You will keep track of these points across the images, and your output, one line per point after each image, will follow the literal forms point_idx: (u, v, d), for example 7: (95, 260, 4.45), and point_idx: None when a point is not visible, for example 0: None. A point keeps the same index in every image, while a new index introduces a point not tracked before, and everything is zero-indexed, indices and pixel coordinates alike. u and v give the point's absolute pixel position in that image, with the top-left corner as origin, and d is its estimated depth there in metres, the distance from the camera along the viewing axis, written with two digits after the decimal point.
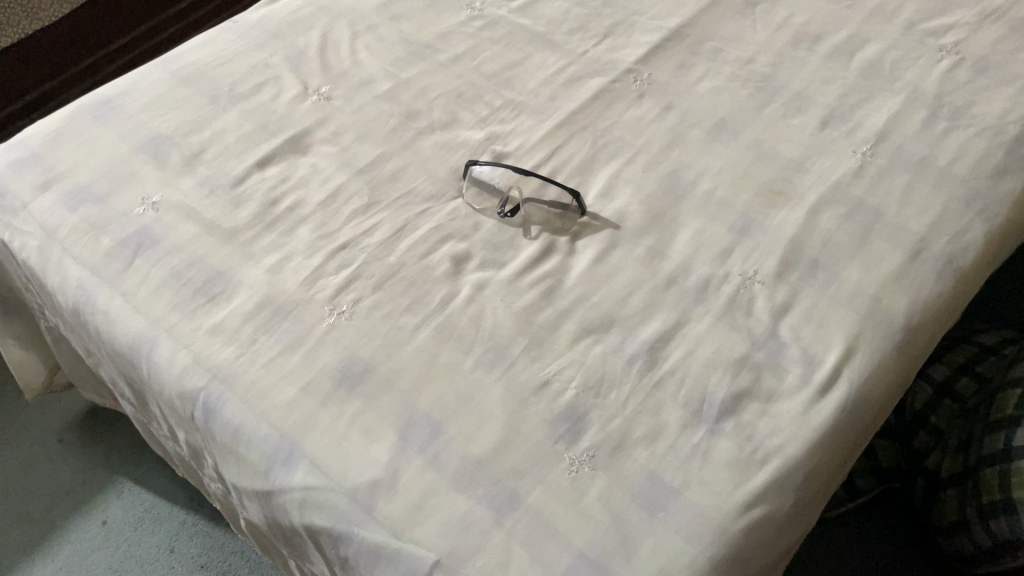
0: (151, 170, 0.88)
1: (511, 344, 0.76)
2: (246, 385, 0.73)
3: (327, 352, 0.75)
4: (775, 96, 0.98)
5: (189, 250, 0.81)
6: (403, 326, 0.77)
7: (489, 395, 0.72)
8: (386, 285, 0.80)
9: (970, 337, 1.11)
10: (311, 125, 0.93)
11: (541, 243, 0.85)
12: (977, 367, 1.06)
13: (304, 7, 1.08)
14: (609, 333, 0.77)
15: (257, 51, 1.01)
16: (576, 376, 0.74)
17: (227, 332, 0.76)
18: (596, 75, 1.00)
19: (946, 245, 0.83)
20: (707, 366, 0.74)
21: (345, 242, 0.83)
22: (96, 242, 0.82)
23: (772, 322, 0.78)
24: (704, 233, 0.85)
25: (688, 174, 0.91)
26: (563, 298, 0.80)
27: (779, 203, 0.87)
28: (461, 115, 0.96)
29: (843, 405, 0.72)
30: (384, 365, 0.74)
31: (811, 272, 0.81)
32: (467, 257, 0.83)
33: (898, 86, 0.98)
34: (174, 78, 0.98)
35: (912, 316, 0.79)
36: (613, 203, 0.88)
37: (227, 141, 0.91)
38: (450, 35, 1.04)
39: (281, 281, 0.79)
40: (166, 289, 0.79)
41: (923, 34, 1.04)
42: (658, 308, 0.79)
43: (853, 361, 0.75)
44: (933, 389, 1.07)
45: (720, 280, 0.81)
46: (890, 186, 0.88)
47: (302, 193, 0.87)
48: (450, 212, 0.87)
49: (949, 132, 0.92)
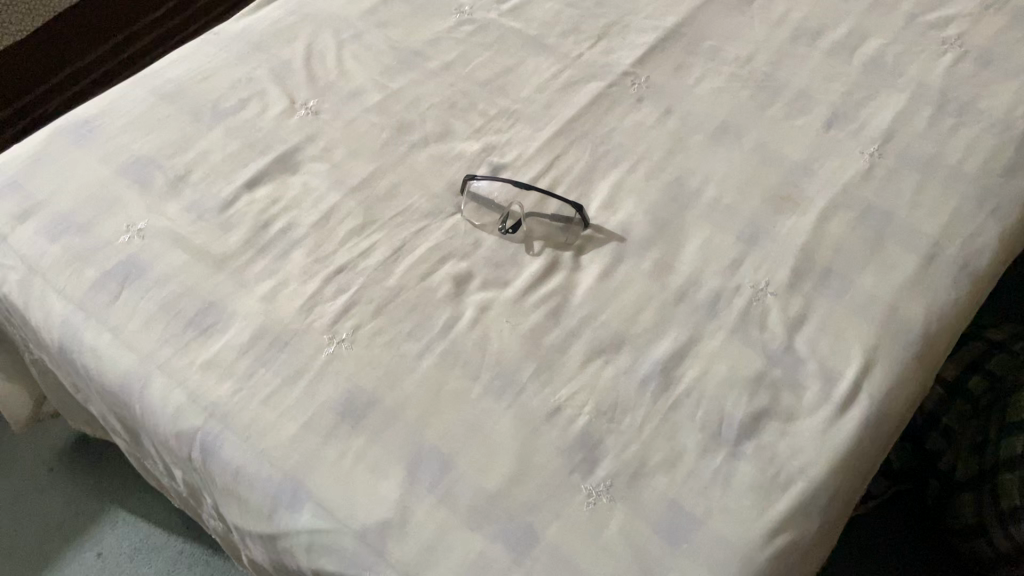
0: (134, 195, 0.84)
1: (519, 368, 0.73)
2: (245, 422, 0.70)
3: (328, 385, 0.71)
4: (777, 95, 0.95)
5: (178, 280, 0.78)
6: (406, 354, 0.74)
7: (500, 425, 0.69)
8: (386, 311, 0.77)
9: (977, 332, 1.09)
10: (300, 141, 0.90)
11: (545, 259, 0.82)
12: (987, 364, 1.04)
13: (286, 16, 1.03)
14: (620, 354, 0.74)
15: (239, 64, 0.97)
16: (588, 402, 0.71)
17: (223, 366, 0.73)
18: (593, 79, 0.97)
19: (960, 249, 0.81)
20: (723, 386, 0.72)
21: (342, 266, 0.79)
22: (81, 275, 0.79)
23: (788, 335, 0.75)
24: (712, 243, 0.82)
25: (693, 181, 0.88)
26: (570, 317, 0.77)
27: (787, 209, 0.85)
28: (456, 126, 0.92)
29: (864, 421, 0.70)
30: (388, 397, 0.71)
31: (824, 280, 0.79)
32: (468, 276, 0.80)
33: (902, 82, 0.95)
34: (154, 96, 0.93)
35: (930, 324, 0.77)
36: (617, 214, 0.85)
37: (214, 161, 0.87)
38: (439, 41, 1.01)
39: (277, 310, 0.76)
40: (157, 322, 0.75)
41: (925, 26, 1.01)
42: (669, 324, 0.76)
43: (873, 374, 0.73)
44: (944, 389, 1.05)
45: (732, 292, 0.78)
46: (900, 187, 0.86)
47: (293, 214, 0.84)
48: (449, 229, 0.84)
49: (957, 130, 0.90)
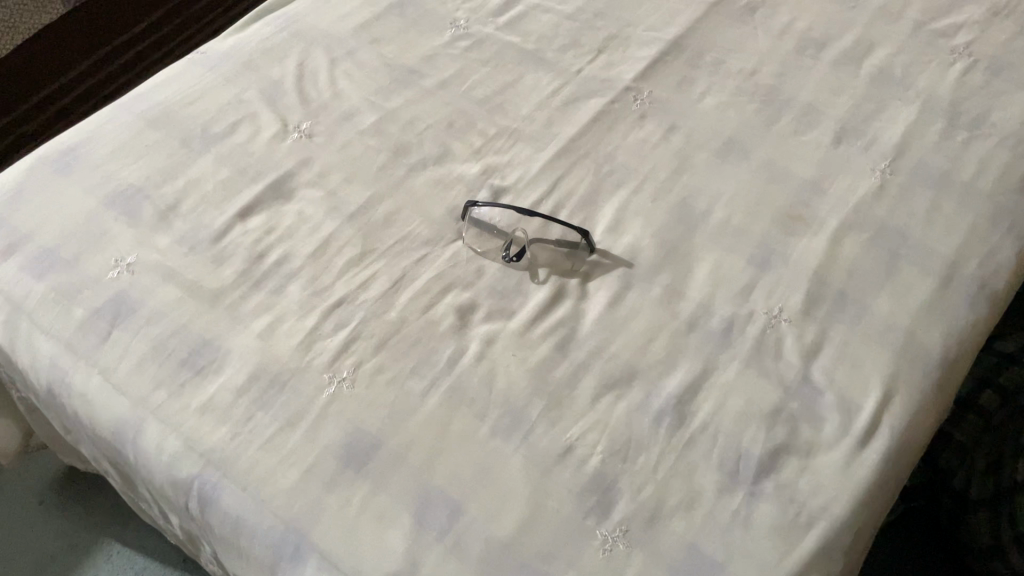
0: (122, 227, 0.81)
1: (528, 405, 0.70)
2: (244, 469, 0.67)
3: (330, 427, 0.69)
4: (783, 110, 0.92)
5: (170, 317, 0.75)
6: (410, 392, 0.71)
7: (509, 467, 0.67)
8: (388, 346, 0.74)
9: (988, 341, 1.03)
10: (294, 166, 0.87)
11: (551, 288, 0.79)
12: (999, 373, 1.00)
13: (276, 33, 1.00)
14: (632, 388, 0.72)
15: (228, 86, 0.94)
16: (601, 440, 0.68)
17: (219, 410, 0.70)
18: (594, 95, 0.94)
19: (977, 269, 0.79)
20: (739, 421, 0.70)
21: (341, 299, 0.77)
22: (69, 314, 0.76)
23: (804, 364, 0.73)
24: (723, 267, 0.80)
25: (701, 201, 0.85)
26: (579, 349, 0.75)
27: (799, 230, 0.82)
28: (454, 148, 0.90)
29: (885, 455, 0.68)
30: (393, 439, 0.68)
31: (839, 305, 0.77)
32: (472, 307, 0.77)
33: (911, 94, 0.93)
34: (141, 121, 0.90)
35: (949, 350, 0.74)
36: (623, 238, 0.83)
37: (205, 190, 0.84)
38: (435, 57, 0.98)
39: (274, 347, 0.73)
40: (149, 364, 0.72)
41: (933, 35, 0.98)
42: (681, 355, 0.74)
43: (893, 404, 0.71)
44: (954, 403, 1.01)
45: (745, 319, 0.76)
46: (913, 205, 0.83)
47: (289, 245, 0.81)
48: (451, 257, 0.81)
49: (970, 143, 0.88)
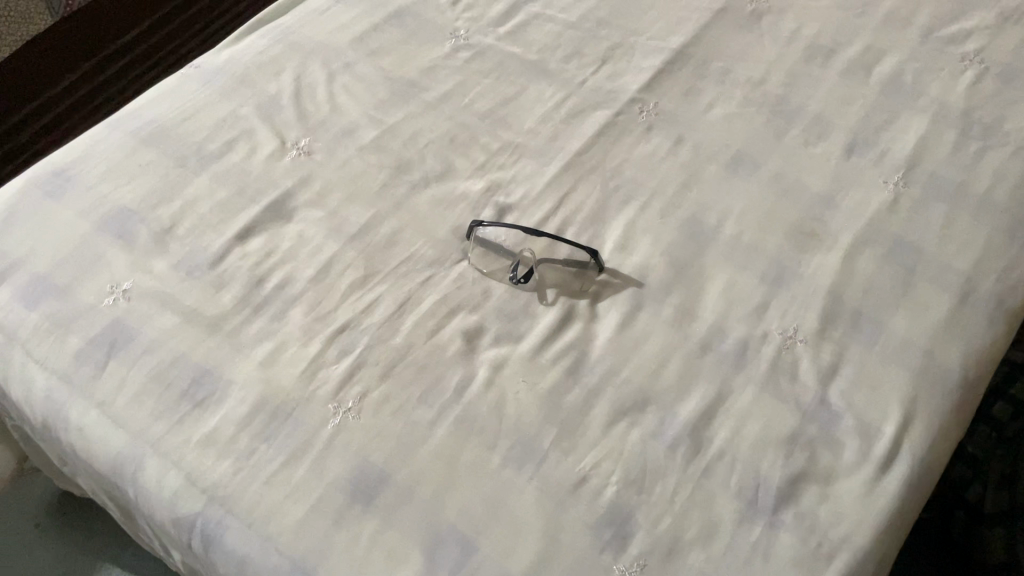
0: (117, 252, 0.79)
1: (540, 434, 0.68)
2: (248, 506, 0.65)
3: (336, 459, 0.67)
4: (792, 121, 0.90)
5: (169, 346, 0.73)
6: (417, 422, 0.69)
7: (522, 499, 0.65)
8: (394, 373, 0.71)
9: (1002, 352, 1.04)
10: (293, 185, 0.84)
11: (560, 309, 0.77)
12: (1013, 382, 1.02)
13: (271, 46, 0.97)
14: (646, 414, 0.70)
15: (223, 102, 0.91)
16: (615, 469, 0.67)
17: (221, 444, 0.68)
18: (599, 107, 0.92)
19: (995, 285, 0.77)
20: (757, 447, 0.68)
21: (344, 325, 0.74)
22: (64, 344, 0.73)
23: (821, 387, 0.71)
24: (735, 285, 0.78)
25: (711, 216, 0.83)
26: (590, 373, 0.73)
27: (812, 245, 0.80)
28: (457, 164, 0.87)
29: (907, 481, 0.67)
30: (402, 472, 0.66)
31: (855, 325, 0.75)
32: (480, 331, 0.75)
33: (922, 103, 0.91)
34: (134, 139, 0.88)
35: (968, 370, 0.73)
36: (633, 256, 0.81)
37: (202, 211, 0.82)
38: (436, 69, 0.95)
39: (277, 376, 0.71)
40: (147, 396, 0.70)
41: (942, 42, 0.97)
42: (695, 379, 0.72)
43: (912, 428, 0.69)
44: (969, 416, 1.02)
45: (760, 340, 0.74)
46: (928, 219, 0.81)
47: (290, 268, 0.78)
48: (456, 279, 0.79)
49: (984, 154, 0.86)
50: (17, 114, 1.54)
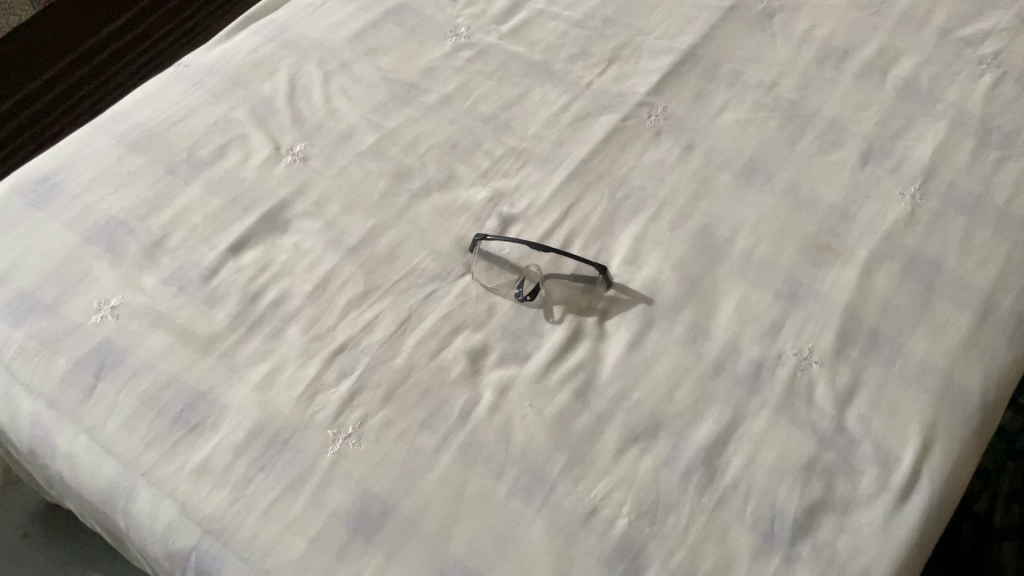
0: (105, 266, 0.75)
1: (548, 461, 0.66)
2: (245, 539, 0.62)
3: (337, 489, 0.64)
4: (806, 127, 0.87)
5: (161, 367, 0.70)
6: (421, 449, 0.66)
7: (531, 532, 0.62)
8: (396, 397, 0.69)
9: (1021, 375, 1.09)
10: (289, 194, 0.81)
11: (567, 328, 0.74)
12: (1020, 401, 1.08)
13: (264, 44, 0.93)
14: (657, 440, 0.68)
15: (215, 104, 0.87)
16: (627, 500, 0.64)
17: (216, 472, 0.65)
18: (606, 111, 0.89)
19: (1014, 303, 0.75)
20: (772, 476, 0.66)
21: (343, 344, 0.71)
22: (50, 365, 0.70)
23: (837, 412, 0.69)
24: (749, 302, 0.75)
25: (723, 228, 0.80)
26: (600, 397, 0.70)
27: (827, 260, 0.78)
28: (460, 171, 0.84)
29: (927, 511, 0.64)
30: (405, 503, 0.63)
31: (873, 345, 0.72)
32: (484, 351, 0.73)
33: (940, 109, 0.88)
34: (121, 145, 0.84)
35: (988, 392, 0.70)
36: (642, 270, 0.78)
37: (194, 222, 0.78)
38: (437, 70, 0.92)
39: (274, 400, 0.68)
40: (139, 421, 0.67)
41: (959, 44, 0.94)
42: (708, 403, 0.70)
43: (932, 455, 0.67)
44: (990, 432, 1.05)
45: (775, 362, 0.72)
46: (947, 234, 0.79)
47: (286, 283, 0.75)
48: (460, 294, 0.76)
49: (1003, 164, 0.83)
50: (16, 93, 1.48)
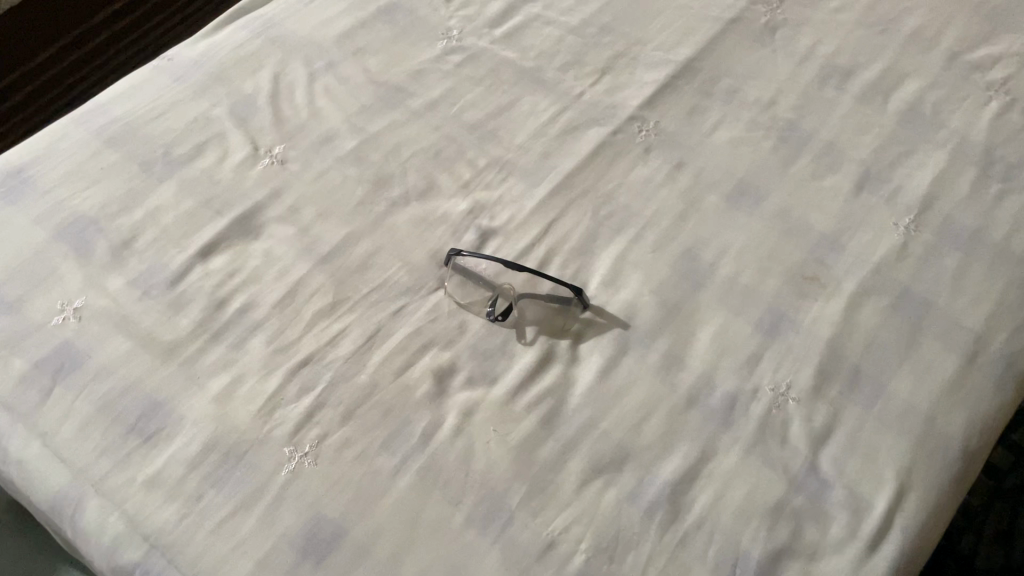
0: (71, 266, 0.74)
1: (507, 491, 0.64)
2: (191, 558, 0.61)
3: (289, 509, 0.62)
4: (802, 149, 0.85)
5: (120, 374, 0.68)
6: (379, 471, 0.64)
7: (485, 565, 0.61)
8: (357, 416, 0.67)
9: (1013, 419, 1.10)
10: (264, 198, 0.79)
11: (539, 350, 0.72)
12: (1011, 438, 1.08)
13: (251, 39, 0.91)
14: (622, 473, 0.66)
15: (195, 100, 0.86)
16: (586, 535, 0.62)
17: (167, 486, 0.63)
18: (596, 124, 0.86)
19: (1006, 345, 0.72)
20: (738, 518, 0.63)
21: (307, 358, 0.70)
22: (7, 367, 0.69)
23: (811, 452, 0.67)
24: (728, 332, 0.73)
25: (707, 252, 0.78)
26: (567, 425, 0.68)
27: (813, 291, 0.75)
28: (441, 180, 0.82)
29: (897, 562, 0.62)
30: (358, 527, 0.62)
31: (853, 384, 0.70)
32: (452, 370, 0.71)
33: (942, 136, 0.85)
34: (97, 138, 0.82)
35: (971, 439, 0.68)
36: (621, 293, 0.76)
37: (164, 223, 0.77)
38: (425, 73, 0.89)
39: (232, 413, 0.67)
40: (93, 429, 0.66)
41: (967, 68, 0.90)
42: (678, 436, 0.67)
43: (906, 503, 0.64)
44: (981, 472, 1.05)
45: (750, 396, 0.69)
46: (940, 269, 0.76)
47: (254, 291, 0.73)
48: (431, 310, 0.74)
49: (1004, 197, 0.80)
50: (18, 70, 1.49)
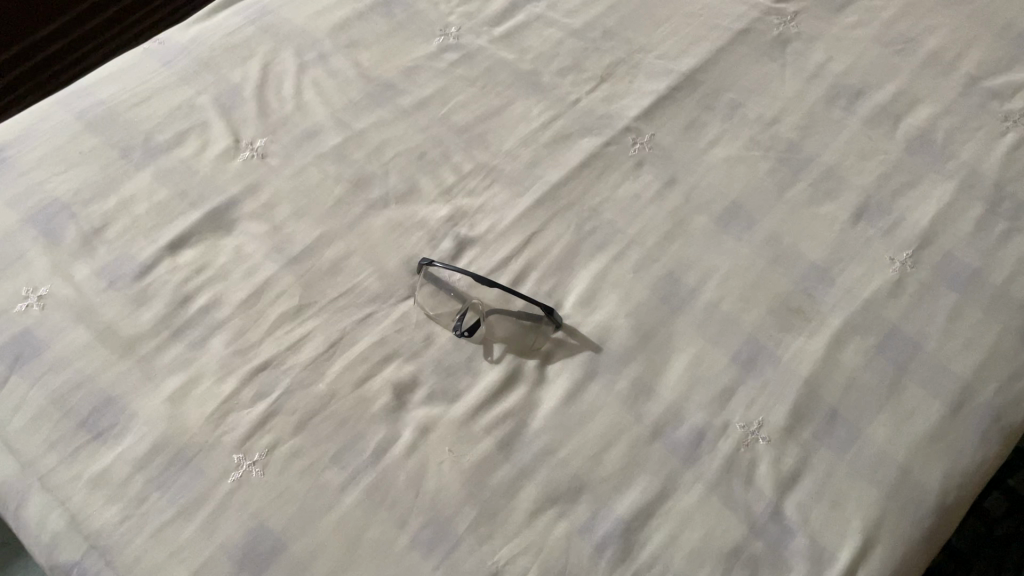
0: (39, 251, 0.73)
1: (456, 515, 0.62)
2: (127, 562, 0.59)
3: (231, 519, 0.61)
4: (801, 172, 0.81)
5: (77, 366, 0.67)
6: (326, 486, 0.63)
7: None
8: (310, 426, 0.65)
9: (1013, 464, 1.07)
10: (239, 193, 0.77)
11: (504, 369, 0.70)
12: (1009, 482, 1.06)
13: (243, 27, 0.90)
14: (577, 504, 0.63)
15: (181, 87, 0.84)
16: (531, 568, 0.60)
17: (112, 486, 0.62)
18: (589, 133, 0.83)
19: (995, 396, 0.68)
20: (692, 560, 0.61)
21: (266, 361, 0.68)
22: None
23: (776, 496, 0.64)
24: (702, 362, 0.70)
25: (690, 276, 0.75)
26: (524, 449, 0.66)
27: (796, 325, 0.72)
28: (422, 184, 0.80)
29: None
30: (299, 542, 0.60)
31: (828, 427, 0.67)
32: (413, 384, 0.69)
33: (951, 168, 0.81)
34: (80, 121, 0.81)
35: (947, 494, 0.64)
36: (595, 314, 0.73)
37: (137, 213, 0.76)
38: (418, 71, 0.87)
39: (183, 414, 0.65)
40: (45, 421, 0.65)
41: (986, 95, 0.86)
42: (639, 469, 0.65)
43: (870, 558, 0.61)
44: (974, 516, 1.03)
45: (719, 433, 0.66)
46: (932, 310, 0.72)
47: (220, 288, 0.72)
48: (399, 319, 0.72)
49: (1010, 237, 0.76)
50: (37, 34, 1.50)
